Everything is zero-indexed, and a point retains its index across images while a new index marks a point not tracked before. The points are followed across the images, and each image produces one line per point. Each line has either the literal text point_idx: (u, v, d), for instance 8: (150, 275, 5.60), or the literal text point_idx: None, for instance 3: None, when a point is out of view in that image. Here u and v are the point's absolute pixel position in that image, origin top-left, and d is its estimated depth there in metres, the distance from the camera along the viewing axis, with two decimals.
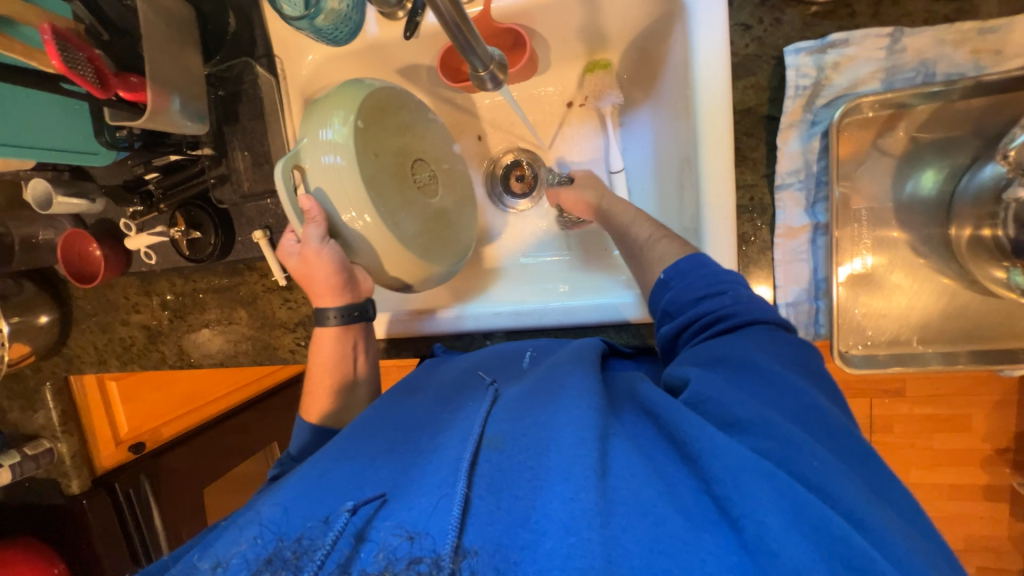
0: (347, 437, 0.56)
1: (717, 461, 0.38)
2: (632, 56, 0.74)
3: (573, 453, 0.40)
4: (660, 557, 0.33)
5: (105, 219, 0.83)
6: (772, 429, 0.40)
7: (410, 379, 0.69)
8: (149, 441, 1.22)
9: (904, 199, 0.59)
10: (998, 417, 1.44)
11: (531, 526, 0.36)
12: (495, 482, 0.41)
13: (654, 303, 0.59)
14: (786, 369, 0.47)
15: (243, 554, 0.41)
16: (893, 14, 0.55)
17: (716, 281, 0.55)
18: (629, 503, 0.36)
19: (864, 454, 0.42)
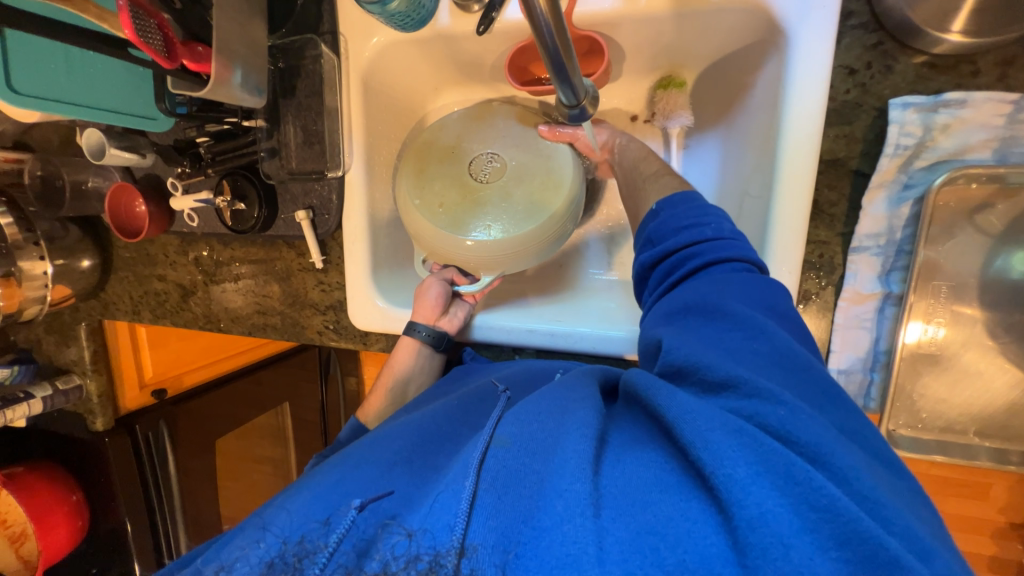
0: (359, 445, 0.56)
1: (691, 421, 0.36)
2: (711, 78, 0.70)
3: (567, 445, 0.39)
4: (649, 537, 0.32)
5: (153, 175, 0.83)
6: (746, 378, 0.39)
7: (419, 398, 0.69)
8: (171, 387, 1.26)
9: (990, 276, 0.55)
10: (1020, 491, 1.39)
11: (532, 524, 0.34)
12: (497, 475, 0.39)
13: (640, 248, 0.57)
14: (757, 311, 0.44)
15: (247, 558, 0.41)
16: (1022, 78, 0.49)
17: (703, 214, 0.52)
18: (619, 495, 0.35)
19: (828, 387, 0.40)
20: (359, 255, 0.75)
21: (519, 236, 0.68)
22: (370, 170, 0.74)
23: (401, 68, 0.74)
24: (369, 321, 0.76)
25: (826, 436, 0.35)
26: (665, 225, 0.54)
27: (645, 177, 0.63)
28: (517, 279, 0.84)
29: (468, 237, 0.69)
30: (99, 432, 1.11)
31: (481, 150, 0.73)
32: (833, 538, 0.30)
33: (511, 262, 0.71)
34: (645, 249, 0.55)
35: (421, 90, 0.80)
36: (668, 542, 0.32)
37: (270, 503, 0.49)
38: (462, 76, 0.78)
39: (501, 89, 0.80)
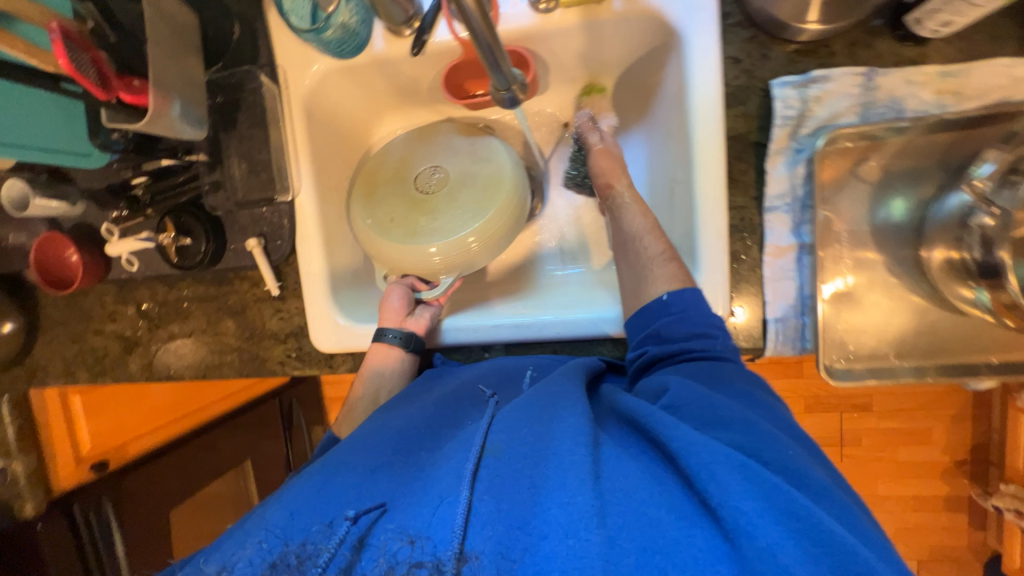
0: (348, 447, 0.57)
1: (693, 456, 0.41)
2: (624, 83, 0.79)
3: (565, 458, 0.42)
4: (654, 556, 0.35)
5: (84, 223, 0.79)
6: (751, 426, 0.45)
7: (407, 391, 0.68)
8: (115, 459, 1.15)
9: (878, 222, 0.64)
10: (955, 430, 1.54)
11: (530, 529, 0.38)
12: (494, 483, 0.43)
13: (642, 323, 0.62)
14: (764, 397, 0.52)
15: (249, 558, 0.43)
16: (867, 55, 0.60)
17: (710, 324, 0.59)
18: (623, 500, 0.39)
19: (820, 457, 0.48)
20: (316, 275, 0.75)
21: (468, 235, 0.71)
22: (320, 192, 0.76)
23: (342, 95, 0.77)
24: (333, 341, 0.75)
25: (821, 485, 0.41)
26: (670, 314, 0.60)
27: (646, 253, 0.67)
28: (480, 285, 0.87)
29: (430, 244, 0.71)
30: (29, 518, 1.00)
31: (427, 165, 0.78)
32: (830, 565, 0.33)
33: (466, 262, 0.73)
34: (651, 340, 0.61)
35: (364, 115, 0.83)
36: (678, 565, 0.34)
37: (265, 505, 0.50)
38: (402, 100, 0.83)
39: (441, 109, 0.85)
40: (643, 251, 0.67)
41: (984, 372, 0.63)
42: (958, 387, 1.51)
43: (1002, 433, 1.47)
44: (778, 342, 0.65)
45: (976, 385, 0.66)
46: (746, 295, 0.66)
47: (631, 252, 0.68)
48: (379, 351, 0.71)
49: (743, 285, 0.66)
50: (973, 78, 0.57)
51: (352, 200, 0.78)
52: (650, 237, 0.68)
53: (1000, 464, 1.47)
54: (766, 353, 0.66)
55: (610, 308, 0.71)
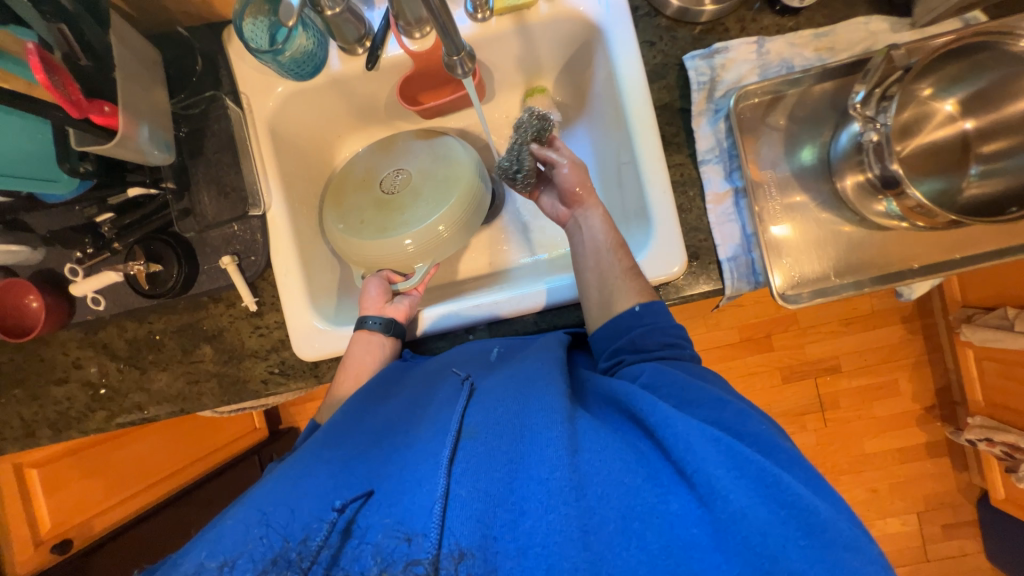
0: (323, 440, 0.55)
1: (671, 428, 0.43)
2: (562, 82, 0.89)
3: (545, 438, 0.45)
4: (633, 522, 0.38)
5: (45, 268, 0.78)
6: (721, 406, 0.50)
7: (382, 378, 0.67)
8: (79, 538, 1.07)
9: (796, 168, 0.73)
10: (918, 378, 1.63)
11: (510, 506, 0.41)
12: (470, 465, 0.43)
13: (617, 334, 0.65)
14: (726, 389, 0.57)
15: (250, 553, 0.41)
16: (755, 27, 0.72)
17: (678, 337, 0.64)
18: (598, 474, 0.42)
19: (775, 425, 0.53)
20: (293, 285, 0.76)
21: (439, 222, 0.75)
22: (291, 205, 0.79)
23: (304, 118, 0.83)
24: (316, 349, 0.75)
25: (786, 457, 0.44)
26: (642, 323, 0.64)
27: (617, 268, 0.68)
28: (453, 288, 0.93)
29: (406, 238, 0.75)
30: None
31: (390, 170, 0.83)
32: (800, 528, 0.36)
33: (436, 248, 0.77)
34: (626, 349, 0.63)
35: (326, 137, 0.89)
36: (654, 528, 0.38)
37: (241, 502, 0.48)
38: (360, 119, 0.89)
39: (398, 125, 0.92)
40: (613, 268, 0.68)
41: (910, 276, 0.71)
42: (910, 336, 1.62)
43: (958, 372, 1.57)
44: (734, 279, 0.71)
45: (904, 296, 0.80)
46: (699, 243, 0.72)
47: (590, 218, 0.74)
48: (361, 340, 0.72)
49: (694, 233, 0.72)
50: (840, 36, 0.70)
51: (326, 216, 0.81)
52: (616, 252, 0.70)
53: (964, 402, 1.56)
54: (726, 292, 0.72)
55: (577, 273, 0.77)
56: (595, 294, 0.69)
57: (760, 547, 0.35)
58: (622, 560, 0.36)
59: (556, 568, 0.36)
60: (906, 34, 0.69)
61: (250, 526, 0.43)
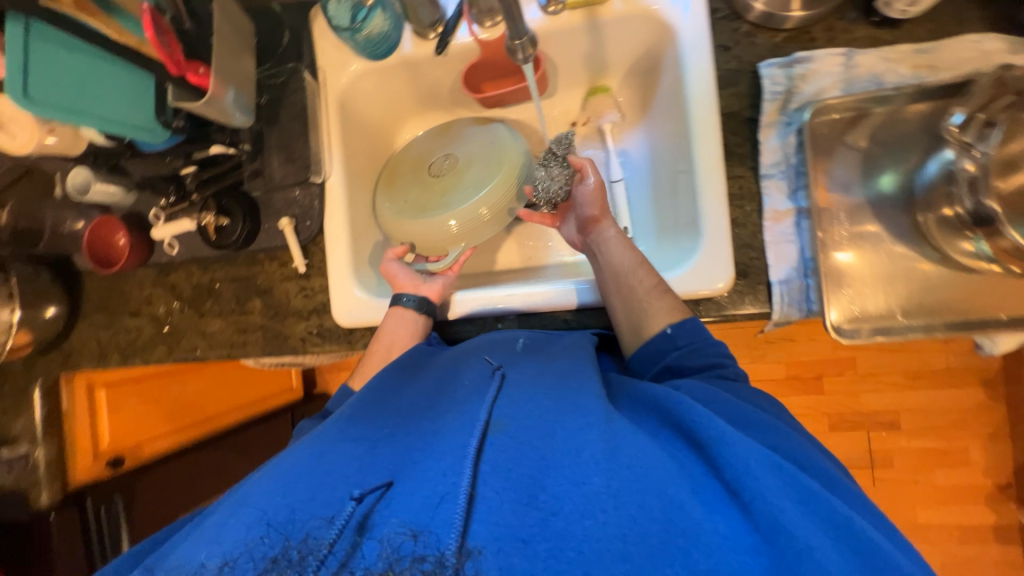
0: (347, 415, 0.54)
1: (728, 447, 0.42)
2: (627, 82, 0.87)
3: (583, 439, 0.44)
4: (678, 538, 0.37)
5: (135, 211, 0.87)
6: (780, 434, 0.48)
7: (408, 359, 0.67)
8: (130, 458, 1.17)
9: (872, 195, 0.67)
10: (993, 450, 1.45)
11: (541, 507, 0.39)
12: (500, 460, 0.43)
13: (653, 360, 0.64)
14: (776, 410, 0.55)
15: (251, 553, 0.39)
16: (845, 39, 0.67)
17: (719, 355, 0.61)
18: (643, 481, 0.40)
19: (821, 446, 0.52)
20: (340, 253, 0.80)
21: (483, 203, 0.77)
22: (349, 177, 0.83)
23: (372, 96, 0.87)
24: (353, 316, 0.79)
25: (850, 496, 0.43)
26: (677, 347, 0.62)
27: (641, 288, 0.67)
28: (488, 276, 0.95)
29: (452, 219, 0.77)
30: (42, 510, 0.98)
31: (441, 153, 0.85)
32: (866, 568, 0.35)
33: (480, 231, 0.78)
34: (665, 375, 0.62)
35: (390, 118, 0.93)
36: (702, 550, 0.36)
37: (254, 480, 0.48)
38: (424, 104, 0.92)
39: (459, 113, 0.94)
40: (637, 287, 0.68)
41: (993, 327, 0.63)
42: (988, 402, 1.44)
43: None
44: (783, 304, 0.66)
45: (987, 350, 0.70)
46: (749, 260, 0.68)
47: None
48: (394, 316, 0.74)
49: (746, 249, 0.69)
50: (945, 54, 0.63)
51: (381, 196, 0.85)
52: (641, 271, 0.69)
53: None
54: (773, 317, 0.67)
55: None
56: (621, 318, 0.68)
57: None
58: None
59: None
60: None
61: (266, 501, 0.43)
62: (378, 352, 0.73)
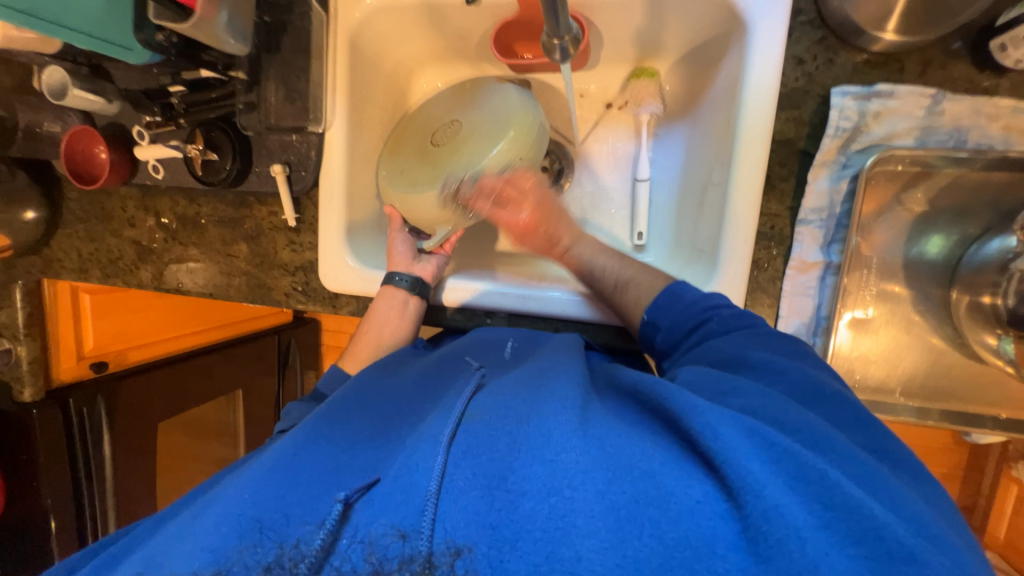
0: (322, 416, 0.54)
1: (701, 416, 0.39)
2: (678, 70, 0.76)
3: (551, 421, 0.40)
4: (648, 509, 0.34)
5: (118, 124, 0.80)
6: (760, 392, 0.44)
7: (392, 359, 0.67)
8: (113, 363, 1.19)
9: (910, 262, 0.62)
10: (942, 489, 1.50)
11: (509, 487, 0.36)
12: (472, 446, 0.39)
13: (649, 342, 0.64)
14: (784, 360, 0.49)
15: (244, 561, 0.37)
16: (939, 77, 0.57)
17: (700, 310, 0.59)
18: (610, 457, 0.37)
19: (857, 415, 0.44)
20: (334, 214, 0.75)
21: (484, 176, 0.69)
22: (353, 129, 0.75)
23: (388, 36, 0.76)
24: (340, 282, 0.76)
25: (841, 447, 0.39)
26: (660, 330, 0.62)
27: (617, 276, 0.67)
28: (486, 253, 0.91)
29: (456, 189, 0.70)
30: (26, 404, 1.02)
31: (448, 118, 0.78)
32: (848, 534, 0.32)
33: (486, 204, 0.72)
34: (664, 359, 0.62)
35: (407, 63, 0.82)
36: (669, 517, 0.33)
37: (226, 489, 0.45)
38: (447, 53, 0.81)
39: (484, 70, 0.83)
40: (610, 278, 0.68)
41: (988, 425, 0.61)
42: (954, 446, 1.47)
43: (989, 500, 1.43)
44: None
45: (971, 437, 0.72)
46: (761, 306, 0.65)
47: None
48: (386, 295, 0.71)
49: (759, 294, 0.65)
50: None
51: (385, 159, 0.79)
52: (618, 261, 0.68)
53: (980, 529, 1.45)
54: None
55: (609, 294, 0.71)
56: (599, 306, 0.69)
57: (800, 559, 0.31)
58: (631, 551, 0.32)
59: (559, 556, 0.33)
60: None
61: (245, 505, 0.41)
62: (369, 333, 0.71)
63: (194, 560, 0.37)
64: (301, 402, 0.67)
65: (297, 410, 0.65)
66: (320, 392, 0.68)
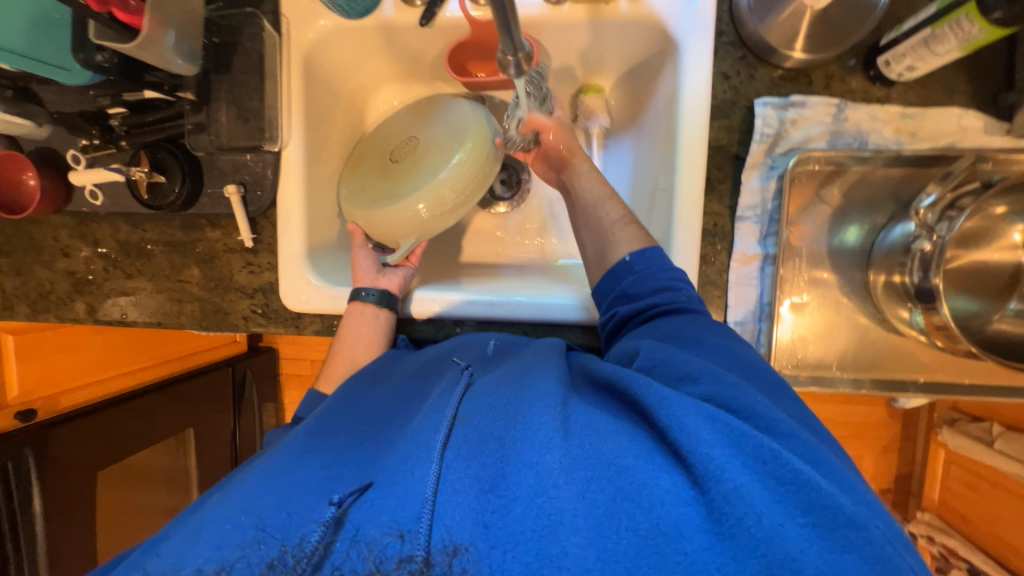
0: (309, 429, 0.53)
1: (669, 408, 0.41)
2: (620, 86, 0.82)
3: (535, 423, 0.42)
4: (623, 503, 0.36)
5: (48, 148, 0.75)
6: (717, 377, 0.47)
7: (376, 365, 0.67)
8: (43, 410, 1.09)
9: (834, 249, 0.69)
10: (884, 461, 1.62)
11: (501, 492, 0.38)
12: (462, 450, 0.41)
13: (611, 286, 0.66)
14: (731, 341, 0.55)
15: (247, 557, 0.38)
16: (841, 88, 0.66)
17: (674, 278, 0.62)
18: (592, 453, 0.39)
19: (786, 392, 0.50)
20: (294, 233, 0.74)
21: (445, 185, 0.71)
22: (310, 147, 0.75)
23: (342, 55, 0.77)
24: (303, 301, 0.74)
25: (789, 427, 0.42)
26: (634, 273, 0.64)
27: (607, 219, 0.70)
28: (452, 266, 0.93)
29: (419, 202, 0.71)
30: None
31: (406, 135, 0.79)
32: (799, 506, 0.36)
33: (451, 214, 0.73)
34: (620, 301, 0.64)
35: (363, 83, 0.84)
36: (642, 507, 0.36)
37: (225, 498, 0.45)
38: (402, 73, 0.83)
39: (439, 88, 0.86)
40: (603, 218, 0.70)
41: (911, 389, 0.69)
42: (887, 419, 1.60)
43: (923, 466, 1.57)
44: None
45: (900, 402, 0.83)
46: (712, 298, 0.69)
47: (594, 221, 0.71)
48: (355, 311, 0.70)
49: (709, 287, 0.69)
50: (927, 122, 0.64)
51: (345, 180, 0.80)
52: (610, 205, 0.71)
53: (918, 494, 1.58)
54: None
55: (569, 296, 0.73)
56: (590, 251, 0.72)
57: (761, 539, 0.33)
58: (611, 545, 0.34)
59: (548, 553, 0.34)
60: (998, 139, 0.63)
61: (246, 514, 0.41)
62: (343, 352, 0.70)
63: (199, 559, 0.39)
64: (280, 430, 0.64)
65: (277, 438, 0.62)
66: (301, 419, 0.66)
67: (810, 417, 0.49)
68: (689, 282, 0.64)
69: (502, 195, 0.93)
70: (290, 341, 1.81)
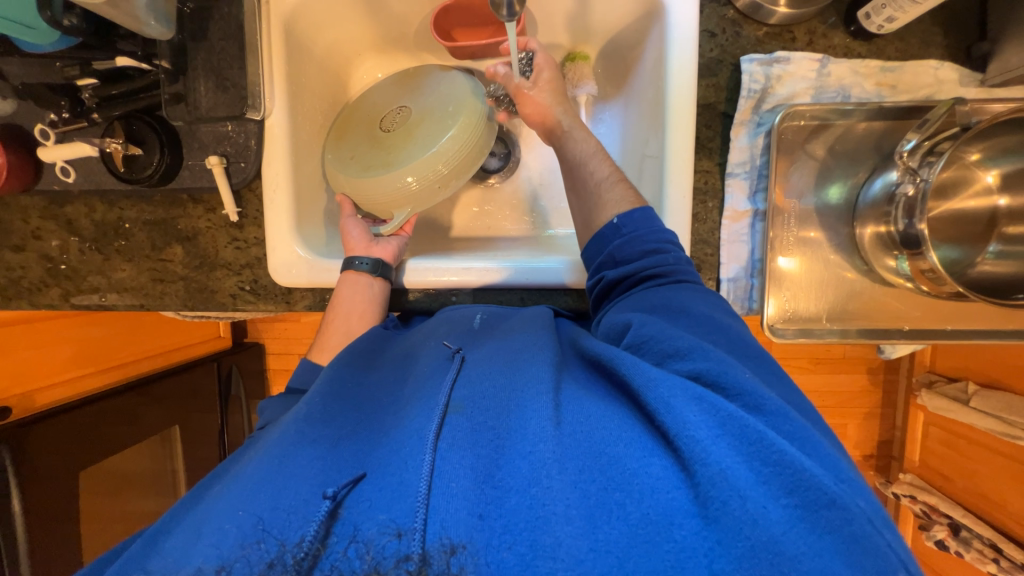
0: (303, 414, 0.50)
1: (657, 390, 0.42)
2: (607, 53, 0.83)
3: (529, 415, 0.43)
4: (615, 493, 0.36)
5: (14, 124, 0.71)
6: (707, 353, 0.47)
7: (365, 343, 0.65)
8: (18, 408, 1.04)
9: (821, 205, 0.71)
10: (866, 427, 1.68)
11: (497, 483, 0.38)
12: (457, 440, 0.41)
13: (599, 249, 0.66)
14: (722, 317, 0.55)
15: (246, 558, 0.36)
16: (823, 44, 0.67)
17: (662, 240, 0.62)
18: (583, 442, 0.40)
19: (773, 370, 0.50)
20: (281, 206, 0.72)
21: (440, 159, 0.69)
22: (294, 117, 0.73)
23: (325, 22, 0.75)
24: (293, 276, 0.72)
25: (777, 405, 0.42)
26: (622, 236, 0.64)
27: (595, 179, 0.70)
28: (444, 242, 0.92)
29: (408, 174, 0.70)
30: None
31: (395, 105, 0.78)
32: (783, 487, 0.36)
33: (440, 191, 0.72)
34: (608, 265, 0.64)
35: (345, 52, 0.82)
36: (633, 497, 0.36)
37: (220, 494, 0.44)
38: (385, 43, 0.82)
39: (424, 60, 0.85)
40: (589, 176, 0.70)
41: (896, 337, 0.71)
42: (870, 386, 1.65)
43: (904, 429, 1.63)
44: (728, 300, 0.70)
45: (885, 354, 0.86)
46: (704, 256, 0.70)
47: (588, 181, 0.71)
48: (349, 281, 0.70)
49: (702, 245, 0.70)
50: (906, 75, 0.66)
51: (332, 146, 0.78)
52: (596, 162, 0.71)
53: (900, 457, 1.64)
54: None
55: (556, 262, 0.73)
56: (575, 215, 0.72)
57: (745, 523, 0.34)
58: (604, 535, 0.34)
59: (541, 543, 0.34)
60: (972, 90, 0.66)
61: (244, 509, 0.40)
62: (335, 322, 0.69)
63: (198, 559, 0.37)
64: (271, 398, 0.64)
65: (271, 407, 0.62)
66: (295, 389, 0.65)
67: (795, 393, 0.49)
68: (680, 246, 0.64)
69: (493, 167, 0.92)
70: (276, 335, 1.78)
